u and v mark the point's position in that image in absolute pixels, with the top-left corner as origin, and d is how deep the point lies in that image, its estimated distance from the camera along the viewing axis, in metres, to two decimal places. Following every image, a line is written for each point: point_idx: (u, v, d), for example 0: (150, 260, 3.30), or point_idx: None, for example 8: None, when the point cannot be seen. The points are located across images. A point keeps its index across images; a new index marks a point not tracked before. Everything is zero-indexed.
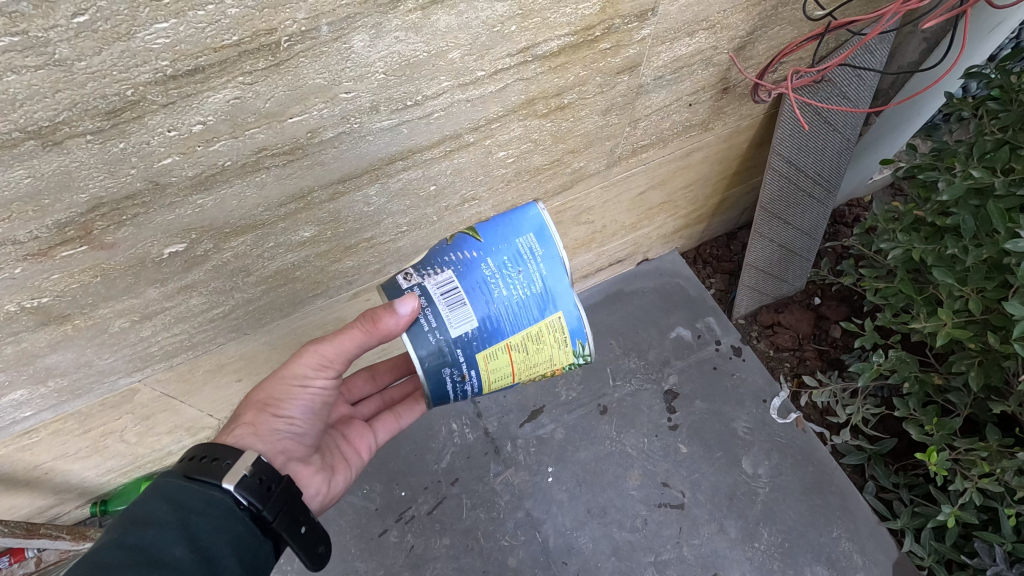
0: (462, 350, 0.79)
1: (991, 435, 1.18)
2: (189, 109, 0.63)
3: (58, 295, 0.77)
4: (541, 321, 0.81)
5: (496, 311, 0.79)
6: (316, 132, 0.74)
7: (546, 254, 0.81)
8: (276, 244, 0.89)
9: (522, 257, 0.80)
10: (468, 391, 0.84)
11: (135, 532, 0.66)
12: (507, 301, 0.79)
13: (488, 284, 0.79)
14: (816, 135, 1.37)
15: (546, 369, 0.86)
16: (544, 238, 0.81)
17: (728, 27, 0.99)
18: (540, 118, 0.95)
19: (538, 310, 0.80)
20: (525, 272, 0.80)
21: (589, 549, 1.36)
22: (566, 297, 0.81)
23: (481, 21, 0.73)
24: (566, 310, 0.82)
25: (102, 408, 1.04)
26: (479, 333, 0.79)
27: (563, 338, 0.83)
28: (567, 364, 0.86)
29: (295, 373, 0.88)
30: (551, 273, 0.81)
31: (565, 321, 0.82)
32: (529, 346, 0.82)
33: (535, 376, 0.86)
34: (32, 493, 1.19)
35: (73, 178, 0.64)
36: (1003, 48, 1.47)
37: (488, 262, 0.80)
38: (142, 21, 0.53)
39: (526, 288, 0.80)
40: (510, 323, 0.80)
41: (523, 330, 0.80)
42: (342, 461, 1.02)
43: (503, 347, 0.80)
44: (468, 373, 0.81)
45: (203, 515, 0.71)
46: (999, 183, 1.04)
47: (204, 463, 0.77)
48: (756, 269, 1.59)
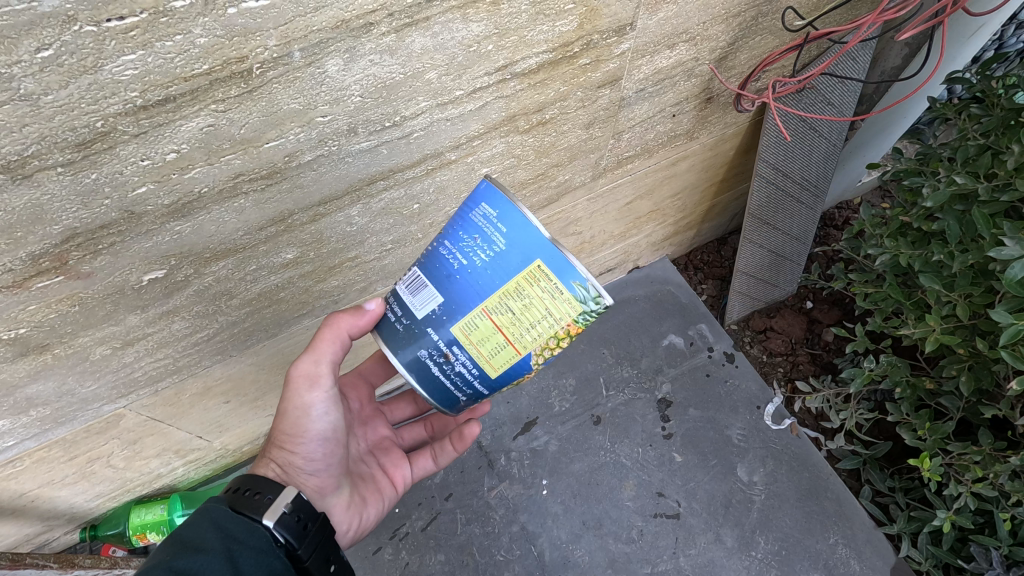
0: (432, 328, 0.73)
1: (984, 439, 1.17)
2: (162, 137, 0.62)
3: (36, 325, 0.76)
4: (518, 278, 0.66)
5: (459, 283, 0.70)
6: (294, 156, 0.73)
7: (502, 213, 0.66)
8: (258, 267, 0.88)
9: (476, 223, 0.68)
10: (466, 375, 0.74)
11: (183, 556, 0.66)
12: (469, 269, 0.69)
13: (447, 261, 0.71)
14: (802, 141, 1.37)
15: (551, 330, 0.68)
16: (494, 198, 0.67)
17: (709, 38, 0.99)
18: (521, 133, 0.95)
19: (505, 270, 0.67)
20: (484, 235, 0.68)
21: (585, 562, 1.35)
22: (536, 243, 0.65)
23: (457, 42, 0.72)
24: (543, 254, 0.65)
25: (87, 434, 1.03)
26: (446, 310, 0.71)
27: (555, 286, 0.65)
28: (578, 316, 0.67)
29: (298, 401, 0.88)
30: (515, 228, 0.66)
31: (544, 267, 0.65)
32: (512, 307, 0.68)
33: (545, 343, 0.70)
34: (18, 521, 1.17)
35: (46, 210, 0.63)
36: (986, 50, 1.48)
37: (446, 242, 0.71)
38: (109, 54, 0.53)
39: (486, 252, 0.68)
40: (475, 290, 0.69)
41: (495, 293, 0.68)
42: (377, 492, 1.03)
43: (478, 317, 0.69)
44: (451, 354, 0.72)
45: (247, 546, 0.71)
46: (982, 188, 1.04)
47: (247, 497, 0.78)
48: (746, 275, 1.59)
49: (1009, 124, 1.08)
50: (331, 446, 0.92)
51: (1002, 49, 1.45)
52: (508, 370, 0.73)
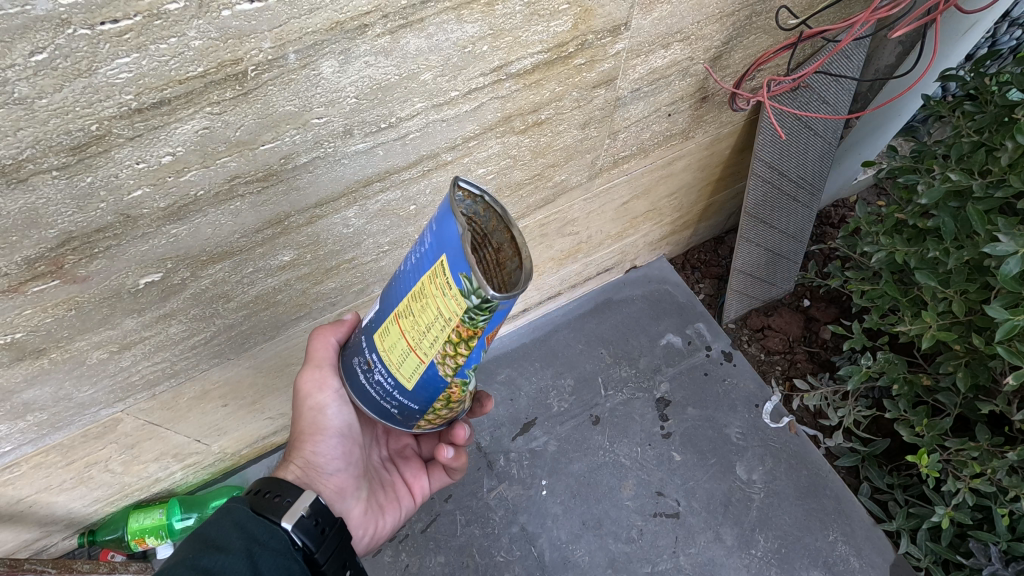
0: (365, 336, 0.77)
1: (981, 435, 1.18)
2: (157, 140, 0.62)
3: (32, 330, 0.76)
4: (422, 278, 0.65)
5: (390, 289, 0.72)
6: (289, 158, 0.73)
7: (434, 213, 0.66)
8: (255, 269, 0.88)
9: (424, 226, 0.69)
10: (385, 385, 0.75)
11: (206, 555, 0.66)
12: (398, 274, 0.70)
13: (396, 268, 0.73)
14: (797, 139, 1.38)
15: (445, 335, 0.65)
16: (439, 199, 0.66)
17: (703, 38, 0.99)
18: (518, 134, 0.95)
19: (416, 271, 0.67)
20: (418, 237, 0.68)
21: (586, 562, 1.35)
22: (439, 239, 0.63)
23: (452, 43, 0.72)
24: (442, 250, 0.62)
25: (85, 439, 1.02)
26: (376, 317, 0.74)
27: (445, 283, 0.62)
28: (465, 314, 0.62)
29: (311, 403, 0.89)
30: (434, 225, 0.64)
31: (440, 263, 0.62)
32: (413, 309, 0.67)
33: (443, 350, 0.66)
34: (16, 527, 1.17)
35: (41, 214, 0.63)
36: (979, 48, 1.49)
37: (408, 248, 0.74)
38: (103, 57, 0.53)
39: (412, 255, 0.68)
40: (396, 296, 0.70)
41: (404, 297, 0.68)
42: (396, 501, 1.04)
43: (391, 323, 0.70)
44: (371, 361, 0.75)
45: (267, 548, 0.71)
46: (977, 185, 1.05)
47: (268, 499, 0.77)
48: (743, 274, 1.59)
49: (1003, 121, 1.08)
50: (348, 447, 0.92)
51: (995, 46, 1.46)
52: (420, 381, 0.71)
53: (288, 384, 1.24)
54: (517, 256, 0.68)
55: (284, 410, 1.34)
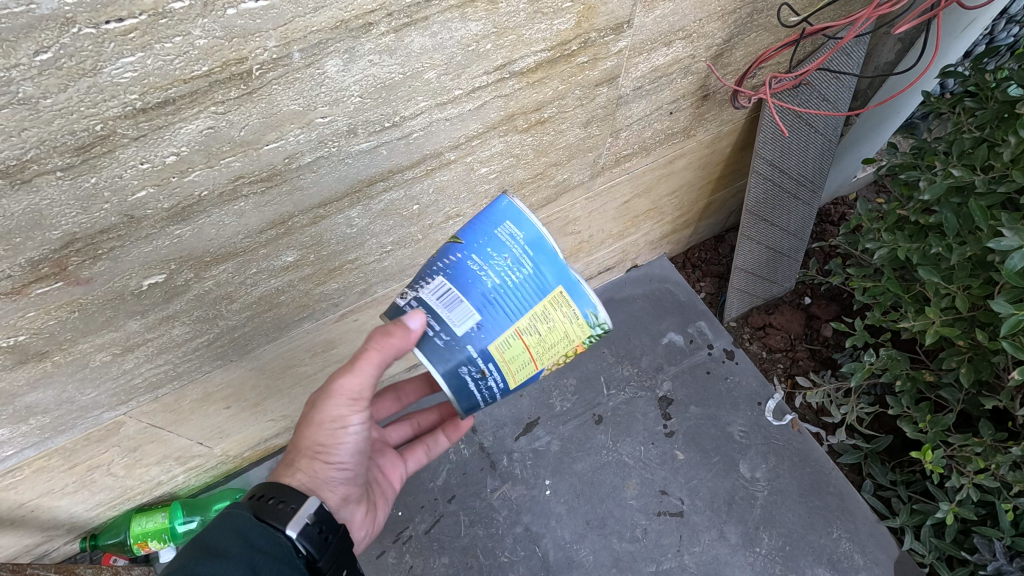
0: (471, 345, 0.72)
1: (984, 431, 1.18)
2: (161, 141, 0.62)
3: (35, 332, 0.75)
4: (542, 303, 0.71)
5: (493, 300, 0.71)
6: (293, 157, 0.73)
7: (533, 237, 0.71)
8: (258, 270, 0.88)
9: (507, 244, 0.71)
10: (492, 391, 0.76)
11: (206, 562, 0.65)
12: (503, 288, 0.71)
13: (480, 278, 0.71)
14: (797, 137, 1.38)
15: (564, 348, 0.74)
16: (525, 223, 0.71)
17: (705, 35, 0.99)
18: (520, 133, 0.95)
19: (535, 292, 0.71)
20: (512, 257, 0.71)
21: (590, 561, 1.35)
22: (563, 270, 0.71)
23: (456, 41, 0.72)
24: (567, 280, 0.71)
25: (87, 442, 1.02)
26: (482, 325, 0.71)
27: (571, 310, 0.72)
28: (587, 339, 0.74)
29: (334, 417, 0.84)
30: (541, 253, 0.71)
31: (571, 292, 0.71)
32: (540, 327, 0.71)
33: (558, 358, 0.75)
34: (18, 532, 1.16)
35: (45, 215, 0.62)
36: (977, 45, 1.50)
37: (474, 259, 0.72)
38: (108, 56, 0.52)
39: (518, 273, 0.71)
40: (506, 312, 0.71)
41: (527, 313, 0.71)
42: (382, 495, 1.04)
43: (511, 336, 0.71)
44: (485, 370, 0.73)
45: (269, 556, 0.71)
46: (979, 181, 1.05)
47: (272, 505, 0.77)
48: (745, 272, 1.59)
49: (1003, 117, 1.09)
50: (358, 458, 0.91)
51: (993, 43, 1.46)
52: (527, 382, 0.77)
53: (291, 386, 1.24)
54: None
55: (285, 412, 1.34)
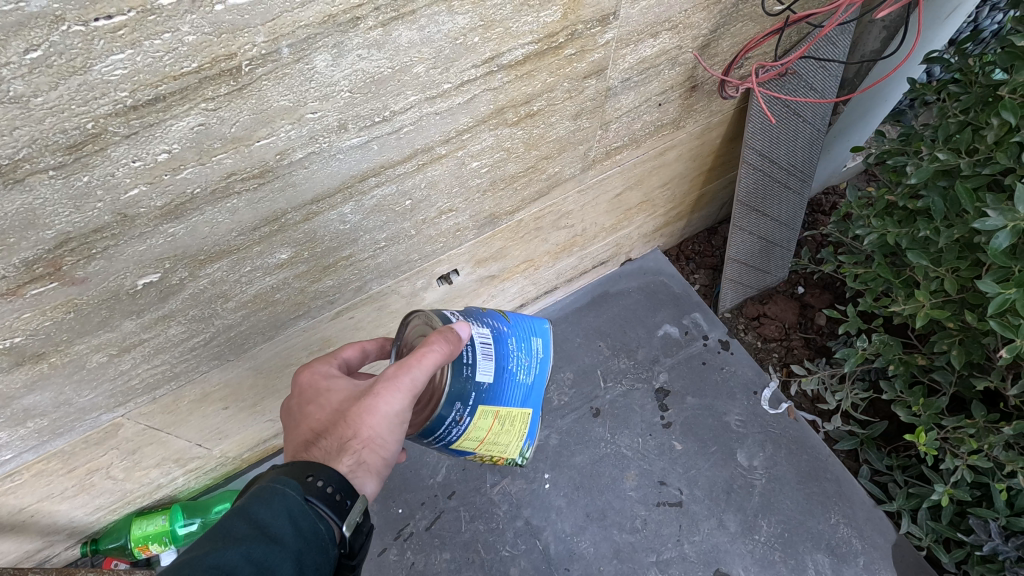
0: (473, 392, 0.79)
1: (977, 412, 1.20)
2: (152, 138, 0.62)
3: (31, 333, 0.75)
4: (516, 418, 0.86)
5: (506, 382, 0.83)
6: (285, 153, 0.74)
7: (542, 361, 0.90)
8: (252, 268, 0.88)
9: (533, 353, 0.88)
10: (446, 435, 0.80)
11: (258, 545, 0.67)
12: (514, 376, 0.84)
13: (510, 354, 0.84)
14: (786, 127, 1.39)
15: (493, 453, 0.88)
16: (545, 350, 0.91)
17: (691, 26, 1.00)
18: (510, 126, 0.96)
19: (521, 400, 0.86)
20: (529, 361, 0.87)
21: (590, 553, 1.35)
22: (539, 398, 0.89)
23: (444, 34, 0.73)
24: (536, 408, 0.89)
25: (86, 445, 1.02)
26: (490, 391, 0.81)
27: (523, 433, 0.88)
28: (511, 457, 0.90)
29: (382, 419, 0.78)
30: (539, 376, 0.89)
31: (531, 417, 0.88)
32: (505, 422, 0.85)
33: (484, 455, 0.88)
34: (19, 537, 1.16)
35: (38, 215, 0.63)
36: (961, 32, 1.51)
37: (513, 341, 0.86)
38: (97, 54, 0.53)
39: (526, 376, 0.86)
40: (509, 394, 0.83)
41: (509, 406, 0.84)
42: None
43: (493, 414, 0.82)
44: (462, 419, 0.79)
45: (316, 545, 0.72)
46: (964, 164, 1.06)
47: (331, 497, 0.74)
48: (738, 263, 1.59)
49: (988, 101, 1.09)
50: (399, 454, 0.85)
51: (977, 30, 1.48)
52: (456, 449, 0.85)
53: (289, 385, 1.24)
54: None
55: None
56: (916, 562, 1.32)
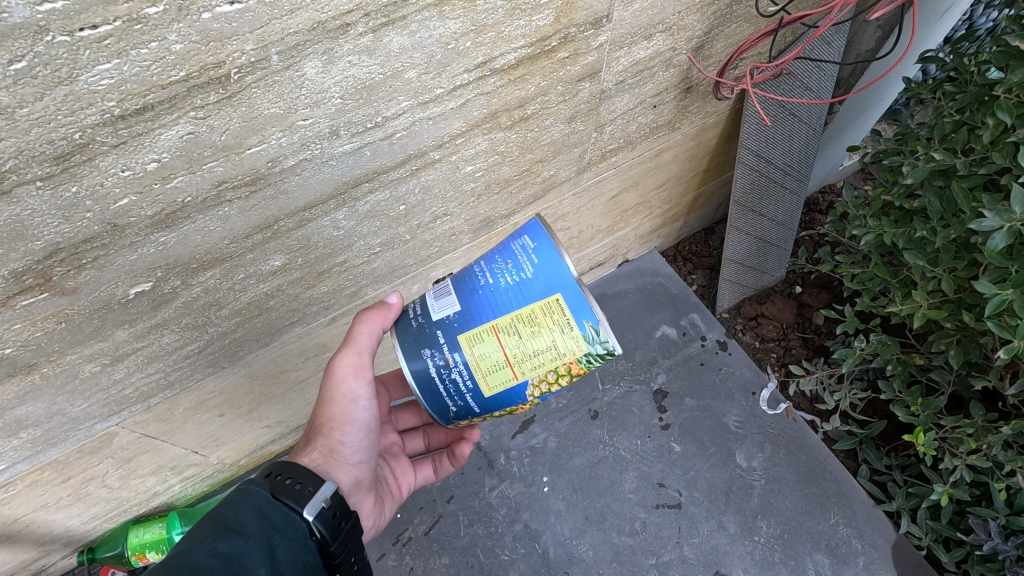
0: (439, 329, 0.78)
1: (975, 412, 1.19)
2: (141, 147, 0.62)
3: (22, 345, 0.75)
4: (538, 313, 0.75)
5: (481, 297, 0.78)
6: (276, 160, 0.73)
7: (538, 247, 0.77)
8: (246, 275, 0.88)
9: (515, 250, 0.79)
10: (459, 387, 0.78)
11: (225, 540, 0.67)
12: (494, 286, 0.77)
13: (479, 275, 0.80)
14: (781, 127, 1.39)
15: (552, 363, 0.75)
16: (539, 236, 0.78)
17: (685, 28, 1.00)
18: (504, 130, 0.95)
19: (526, 298, 0.75)
20: (515, 262, 0.78)
21: (590, 557, 1.35)
22: (561, 280, 0.75)
23: (435, 40, 0.72)
24: (564, 290, 0.75)
25: (80, 454, 1.01)
26: (461, 317, 0.77)
27: (566, 321, 0.74)
28: (584, 356, 0.75)
29: (341, 393, 0.91)
30: (545, 261, 0.76)
31: (562, 300, 0.74)
32: (521, 329, 0.75)
33: (544, 375, 0.76)
34: (14, 548, 1.15)
35: (27, 226, 0.62)
36: (957, 30, 1.51)
37: (482, 262, 0.81)
38: (84, 64, 0.52)
39: (514, 278, 0.77)
40: (496, 305, 0.76)
41: (509, 313, 0.75)
42: (390, 495, 1.08)
43: (486, 332, 0.76)
44: (450, 359, 0.77)
45: (287, 537, 0.72)
46: (960, 164, 1.06)
47: (288, 484, 0.78)
48: (736, 263, 1.59)
49: (982, 100, 1.09)
50: (370, 441, 0.95)
51: (972, 28, 1.48)
52: (503, 392, 0.78)
53: (285, 391, 1.24)
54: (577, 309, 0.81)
55: (281, 418, 1.34)
56: (916, 562, 1.31)
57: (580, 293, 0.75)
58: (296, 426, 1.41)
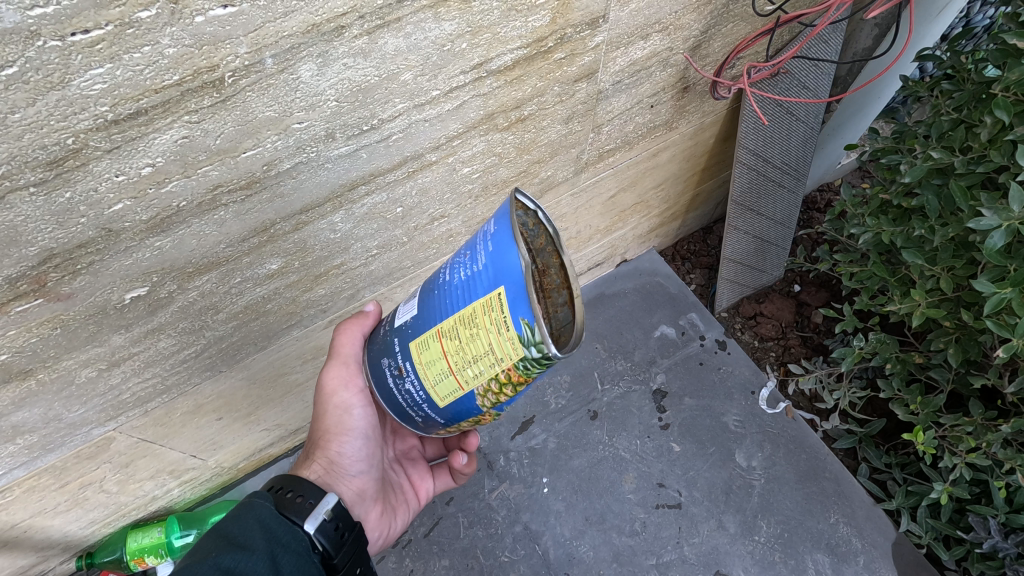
0: (398, 339, 0.78)
1: (974, 410, 1.19)
2: (135, 152, 0.61)
3: (17, 350, 0.74)
4: (477, 312, 0.68)
5: (433, 298, 0.74)
6: (272, 164, 0.73)
7: (492, 235, 0.69)
8: (243, 279, 0.87)
9: (475, 241, 0.72)
10: (416, 396, 0.77)
11: (228, 554, 0.66)
12: (448, 283, 0.73)
13: (443, 271, 0.76)
14: (778, 126, 1.39)
15: (492, 371, 0.69)
16: (499, 220, 0.70)
17: (682, 28, 1.00)
18: (501, 131, 0.95)
19: (468, 296, 0.69)
20: (470, 256, 0.71)
21: (590, 557, 1.35)
22: (501, 273, 0.66)
23: (431, 41, 0.72)
24: (503, 284, 0.66)
25: (77, 460, 1.01)
26: (415, 322, 0.76)
27: (503, 321, 0.66)
28: (521, 360, 0.67)
29: (334, 404, 0.90)
30: (494, 252, 0.68)
31: (501, 298, 0.66)
32: (459, 333, 0.70)
33: (487, 383, 0.71)
34: (12, 553, 1.15)
35: (21, 232, 0.62)
36: (954, 27, 1.51)
37: (451, 256, 0.76)
38: (76, 69, 0.52)
39: (464, 273, 0.71)
40: (444, 307, 0.72)
41: (452, 314, 0.70)
42: (404, 503, 1.08)
43: (432, 337, 0.72)
44: (404, 368, 0.77)
45: (291, 550, 0.72)
46: (959, 162, 1.06)
47: (291, 499, 0.79)
48: (734, 262, 1.59)
49: (980, 98, 1.09)
50: (371, 449, 0.95)
51: (969, 26, 1.48)
52: (455, 401, 0.75)
53: (283, 394, 1.24)
54: (565, 290, 0.74)
55: (280, 420, 1.33)
56: (916, 560, 1.31)
57: (518, 289, 0.65)
58: (295, 429, 1.41)
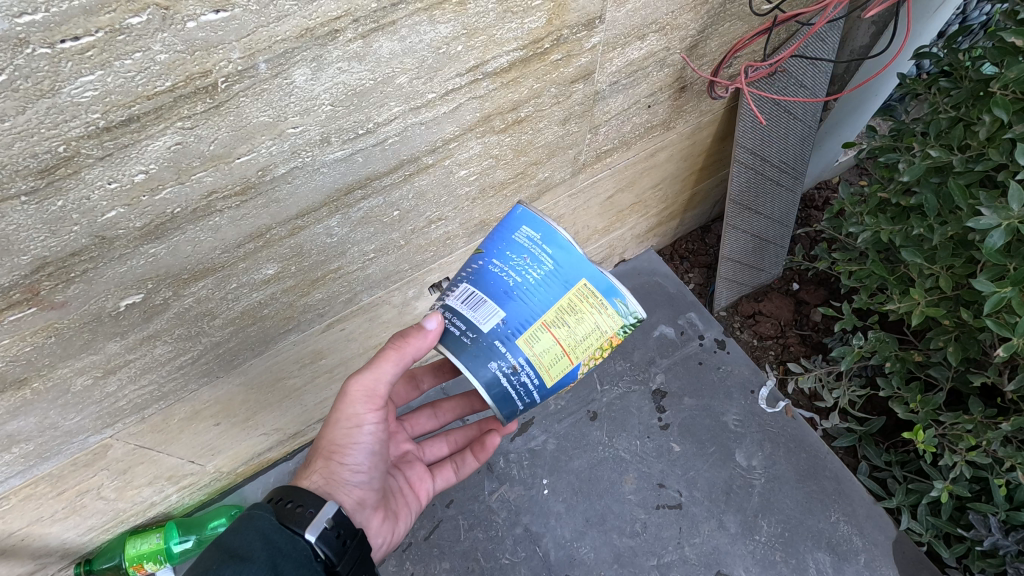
0: (499, 340, 0.75)
1: (973, 408, 1.19)
2: (128, 159, 0.61)
3: (11, 360, 0.73)
4: (577, 300, 0.75)
5: (517, 298, 0.75)
6: (267, 169, 0.72)
7: (546, 236, 0.76)
8: (238, 285, 0.86)
9: (523, 244, 0.77)
10: (528, 387, 0.78)
11: (228, 565, 0.67)
12: (525, 284, 0.75)
13: (501, 277, 0.77)
14: (775, 125, 1.38)
15: (601, 341, 0.77)
16: (538, 224, 0.77)
17: (679, 27, 1.00)
18: (498, 133, 0.95)
19: (561, 288, 0.75)
20: (533, 256, 0.76)
21: (591, 559, 1.34)
22: (584, 263, 0.76)
23: (426, 44, 0.71)
24: (589, 272, 0.76)
25: (74, 468, 1.00)
26: (509, 322, 0.75)
27: (601, 302, 0.76)
28: (621, 328, 0.78)
29: (348, 415, 0.90)
30: (560, 250, 0.76)
31: (593, 284, 0.75)
32: (568, 319, 0.75)
33: (596, 353, 0.78)
34: (10, 562, 1.14)
35: (12, 240, 0.61)
36: (951, 24, 1.51)
37: (496, 261, 0.78)
38: (66, 76, 0.51)
39: (540, 271, 0.75)
40: (537, 301, 0.75)
41: (552, 306, 0.75)
42: (406, 506, 1.05)
43: (539, 329, 0.75)
44: (517, 364, 0.76)
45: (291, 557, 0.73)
46: (957, 160, 1.06)
47: (291, 509, 0.79)
48: (732, 261, 1.58)
49: (978, 96, 1.09)
50: (374, 461, 0.95)
51: (966, 22, 1.47)
52: (562, 380, 0.79)
53: (281, 398, 1.23)
54: None
55: (278, 425, 1.32)
56: (916, 558, 1.31)
57: (604, 273, 0.76)
58: (294, 433, 1.40)
